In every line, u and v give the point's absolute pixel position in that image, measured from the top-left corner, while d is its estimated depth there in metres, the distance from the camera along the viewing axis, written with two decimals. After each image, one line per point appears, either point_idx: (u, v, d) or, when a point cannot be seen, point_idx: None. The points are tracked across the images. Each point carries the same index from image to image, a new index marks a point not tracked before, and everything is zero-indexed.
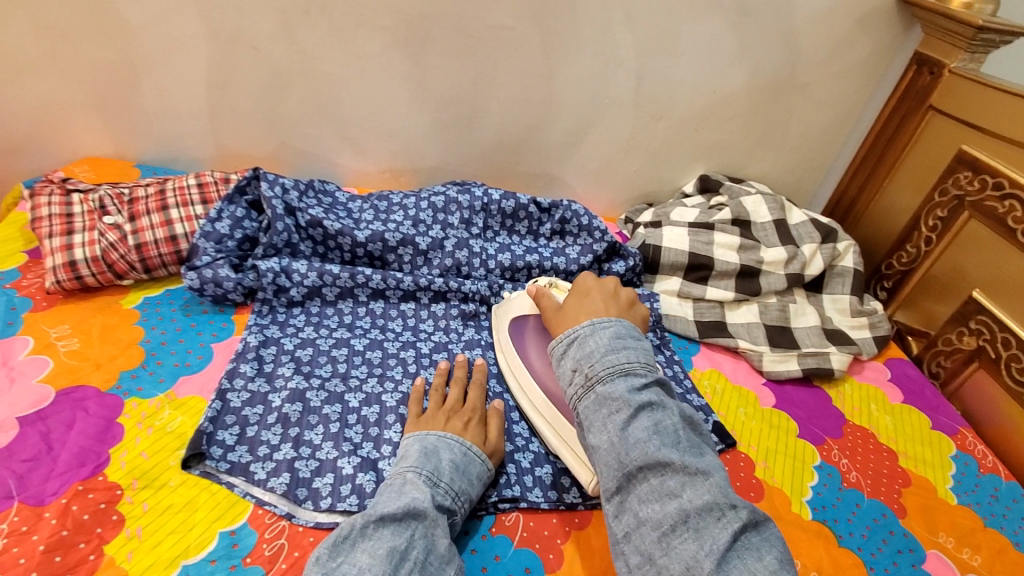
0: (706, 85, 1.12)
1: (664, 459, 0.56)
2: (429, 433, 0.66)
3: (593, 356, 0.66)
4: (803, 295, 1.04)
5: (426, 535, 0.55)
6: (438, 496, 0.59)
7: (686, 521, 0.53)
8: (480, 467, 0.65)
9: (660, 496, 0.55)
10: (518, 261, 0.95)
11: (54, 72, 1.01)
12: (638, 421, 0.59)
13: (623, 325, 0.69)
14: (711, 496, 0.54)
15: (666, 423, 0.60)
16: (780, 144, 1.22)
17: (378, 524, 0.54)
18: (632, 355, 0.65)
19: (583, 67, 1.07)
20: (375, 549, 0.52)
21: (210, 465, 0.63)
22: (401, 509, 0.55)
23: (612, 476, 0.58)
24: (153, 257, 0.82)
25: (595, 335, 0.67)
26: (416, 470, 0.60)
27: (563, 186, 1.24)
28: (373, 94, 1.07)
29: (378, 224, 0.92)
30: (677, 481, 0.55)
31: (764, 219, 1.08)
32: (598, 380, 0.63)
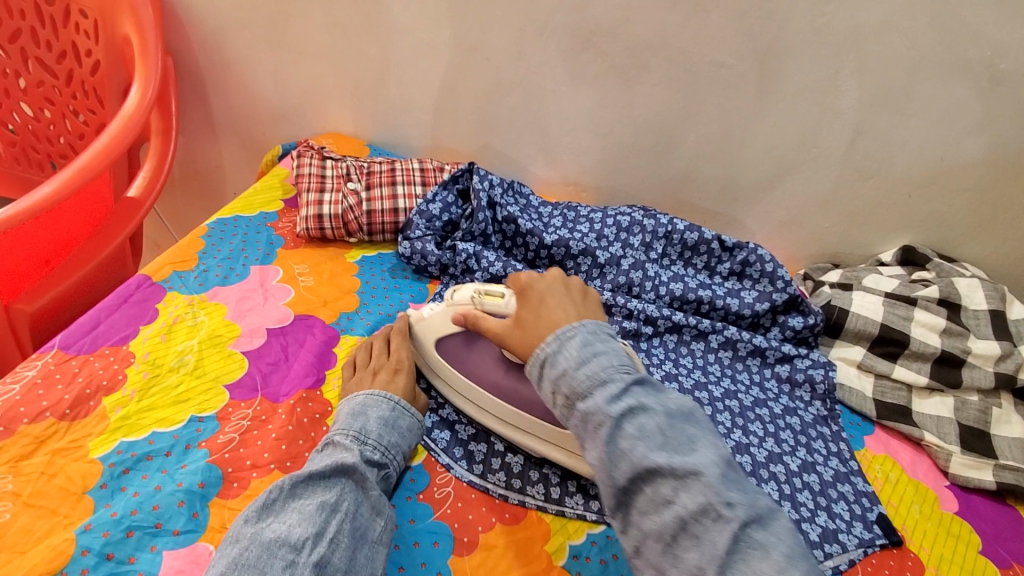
0: (934, 151, 1.03)
1: (652, 465, 0.49)
2: (356, 394, 0.68)
3: (567, 374, 0.55)
4: (1012, 402, 0.90)
5: (356, 488, 0.58)
6: (366, 453, 0.62)
7: (685, 529, 0.47)
8: (410, 419, 0.68)
9: (658, 507, 0.49)
10: (690, 293, 0.95)
11: (329, 61, 1.24)
12: (624, 432, 0.51)
13: (587, 326, 0.59)
14: (704, 497, 0.47)
15: (649, 424, 0.51)
16: (1010, 228, 1.07)
17: (307, 483, 0.57)
18: (604, 360, 0.55)
19: (796, 113, 1.04)
20: (304, 507, 0.55)
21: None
22: (329, 466, 0.58)
23: (608, 495, 0.51)
24: (378, 224, 0.97)
25: (563, 348, 0.57)
26: (344, 431, 0.63)
27: (742, 229, 1.21)
28: (578, 113, 1.15)
29: (565, 231, 0.98)
30: (669, 488, 0.48)
31: (979, 306, 0.95)
32: (579, 396, 0.54)
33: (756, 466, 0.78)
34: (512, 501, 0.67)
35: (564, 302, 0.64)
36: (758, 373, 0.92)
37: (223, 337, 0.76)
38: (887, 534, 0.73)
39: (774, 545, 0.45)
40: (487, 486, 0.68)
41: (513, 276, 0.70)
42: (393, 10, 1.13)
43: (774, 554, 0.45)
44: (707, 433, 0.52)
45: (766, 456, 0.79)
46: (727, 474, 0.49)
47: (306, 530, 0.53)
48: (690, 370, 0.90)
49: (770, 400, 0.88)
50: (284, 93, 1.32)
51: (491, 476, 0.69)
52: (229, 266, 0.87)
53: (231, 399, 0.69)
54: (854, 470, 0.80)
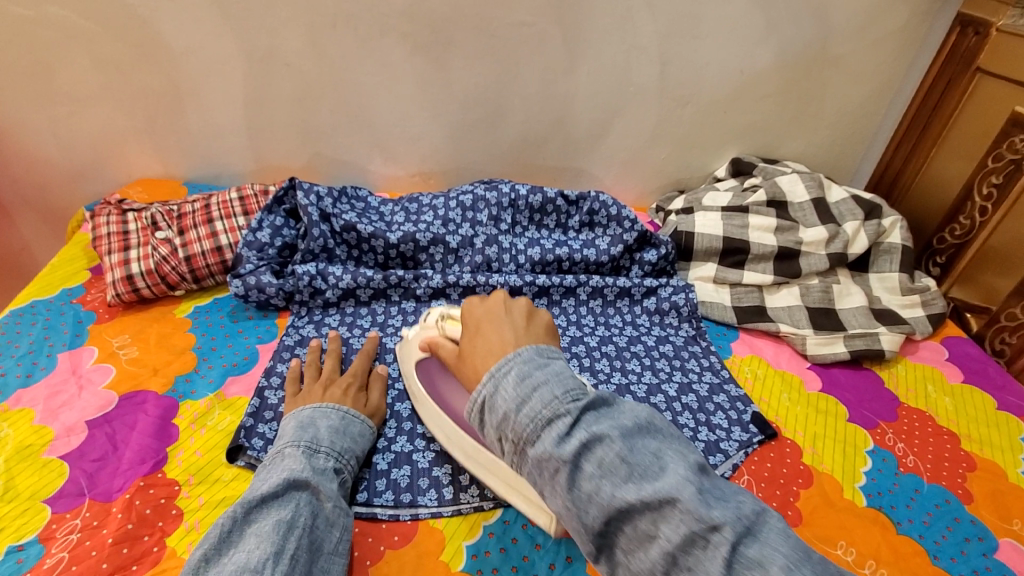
0: (734, 66, 1.09)
1: (622, 504, 0.42)
2: (301, 410, 0.66)
3: (508, 419, 0.47)
4: (848, 275, 1.00)
5: (311, 501, 0.56)
6: (318, 462, 0.60)
7: (678, 564, 0.40)
8: (360, 425, 0.67)
9: (640, 542, 0.42)
10: (548, 254, 0.95)
11: (108, 102, 1.09)
12: (583, 471, 0.43)
13: (524, 354, 0.51)
14: (685, 526, 0.40)
15: (609, 457, 0.43)
16: (816, 121, 1.17)
17: (259, 506, 0.54)
18: (546, 392, 0.47)
19: (605, 57, 1.06)
20: (260, 528, 0.52)
21: (252, 455, 0.66)
22: (281, 483, 0.55)
23: (585, 542, 0.44)
24: (202, 268, 0.87)
25: (500, 389, 0.49)
26: (293, 443, 0.61)
27: (591, 178, 1.23)
28: (399, 100, 1.10)
29: (409, 225, 0.94)
30: (646, 520, 0.41)
31: (802, 198, 1.04)
32: (526, 442, 0.46)
33: (638, 401, 0.80)
34: (404, 519, 0.64)
35: (502, 326, 0.57)
36: (630, 313, 0.94)
37: (33, 446, 0.65)
38: (762, 430, 0.77)
39: (770, 559, 0.38)
40: (375, 512, 0.64)
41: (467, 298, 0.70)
42: (163, 31, 1.01)
43: (775, 570, 0.38)
44: (668, 443, 0.45)
45: (647, 390, 0.82)
46: (704, 489, 0.41)
47: (264, 551, 0.50)
48: (565, 327, 0.90)
49: (644, 334, 0.91)
50: (68, 149, 1.15)
51: (378, 499, 0.65)
52: (29, 361, 0.75)
53: (54, 514, 0.59)
54: (726, 379, 0.85)
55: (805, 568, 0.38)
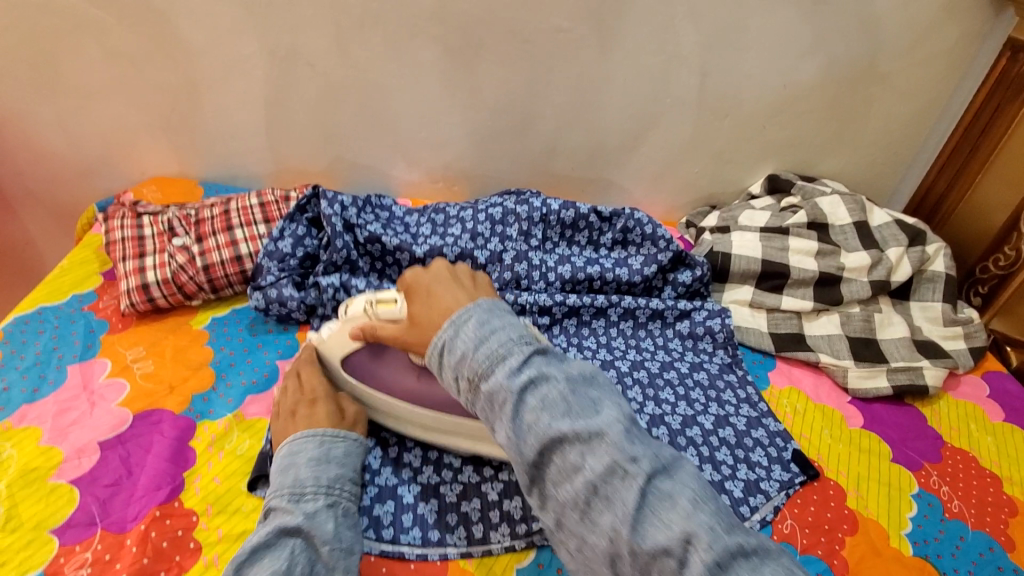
0: (776, 79, 1.05)
1: (557, 436, 0.44)
2: (280, 447, 0.61)
3: (466, 358, 0.48)
4: (889, 304, 0.96)
5: (306, 547, 0.52)
6: (307, 501, 0.55)
7: (598, 496, 0.42)
8: (344, 444, 0.63)
9: (568, 474, 0.44)
10: (579, 273, 0.91)
11: (125, 97, 1.05)
12: (526, 405, 0.45)
13: (484, 306, 0.51)
14: (610, 457, 0.43)
15: (552, 395, 0.46)
16: (857, 139, 1.12)
17: (250, 559, 0.50)
18: (502, 336, 0.48)
19: (642, 67, 1.02)
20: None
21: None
22: (269, 535, 0.51)
23: (521, 471, 0.46)
24: (220, 278, 0.83)
25: (461, 334, 0.49)
26: (278, 486, 0.56)
27: (620, 190, 1.19)
28: (426, 105, 1.06)
29: (436, 238, 0.90)
30: (576, 452, 0.44)
31: (844, 221, 1.00)
32: (480, 377, 0.47)
33: (673, 435, 0.76)
34: (432, 559, 0.60)
35: (452, 289, 0.55)
36: (662, 337, 0.90)
37: (42, 469, 0.62)
38: (804, 470, 0.74)
39: (678, 491, 0.42)
40: (401, 551, 0.60)
41: (404, 273, 0.61)
42: (184, 25, 0.97)
43: (681, 501, 0.42)
44: (608, 391, 0.48)
45: (682, 422, 0.78)
46: (631, 429, 0.45)
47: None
48: (596, 351, 0.86)
49: (677, 361, 0.87)
50: (82, 145, 1.12)
51: (404, 538, 0.61)
52: (39, 374, 0.72)
53: (63, 546, 0.56)
54: (764, 413, 0.81)
55: (707, 508, 0.42)
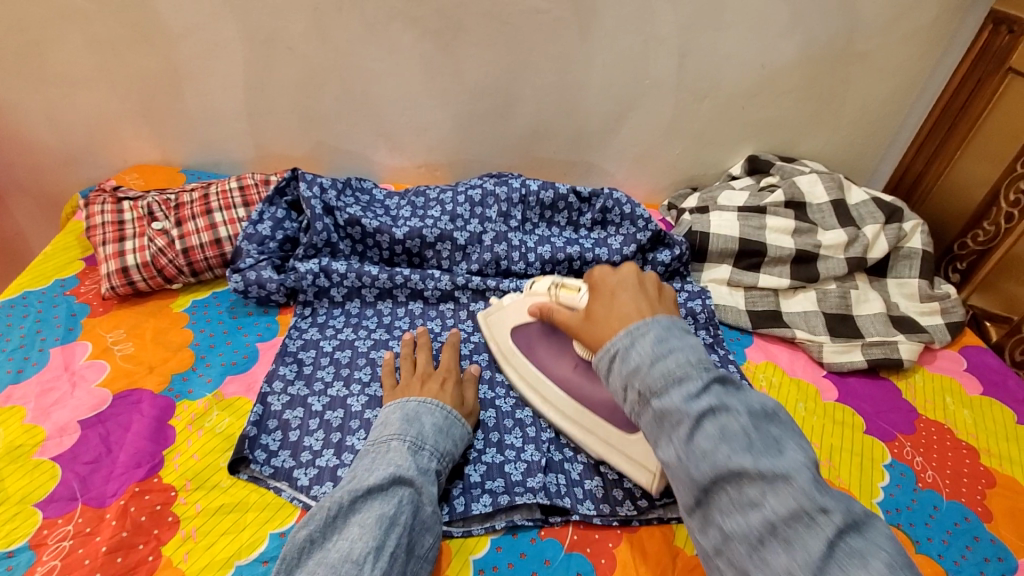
0: (755, 59, 1.05)
1: (737, 468, 0.44)
2: (408, 401, 0.65)
3: (640, 370, 0.50)
4: (866, 280, 0.97)
5: (414, 501, 0.55)
6: (423, 461, 0.59)
7: (776, 535, 0.42)
8: (461, 428, 0.66)
9: (741, 507, 0.44)
10: (558, 253, 0.91)
11: (106, 85, 1.05)
12: (702, 428, 0.46)
13: (662, 323, 0.53)
14: (796, 502, 0.42)
15: (733, 425, 0.46)
16: (836, 119, 1.13)
17: (366, 497, 0.53)
18: (682, 355, 0.50)
19: (622, 47, 1.02)
20: (365, 518, 0.52)
21: (256, 469, 0.63)
22: (387, 478, 0.54)
23: (686, 494, 0.47)
24: (200, 261, 0.84)
25: (637, 343, 0.52)
26: (400, 437, 0.60)
27: (602, 173, 1.20)
28: (406, 88, 1.06)
29: (415, 221, 0.90)
30: (755, 488, 0.44)
31: (821, 199, 1.01)
32: (653, 393, 0.49)
33: None
34: None
35: (637, 297, 0.59)
36: None
37: (24, 446, 0.62)
38: None
39: (874, 552, 0.40)
40: None
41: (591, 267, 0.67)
42: (163, 11, 0.97)
43: (874, 561, 0.39)
44: (791, 434, 0.48)
45: None
46: (819, 478, 0.44)
47: (366, 544, 0.50)
48: None
49: None
50: (64, 133, 1.12)
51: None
52: (21, 356, 0.72)
53: (45, 519, 0.57)
54: None
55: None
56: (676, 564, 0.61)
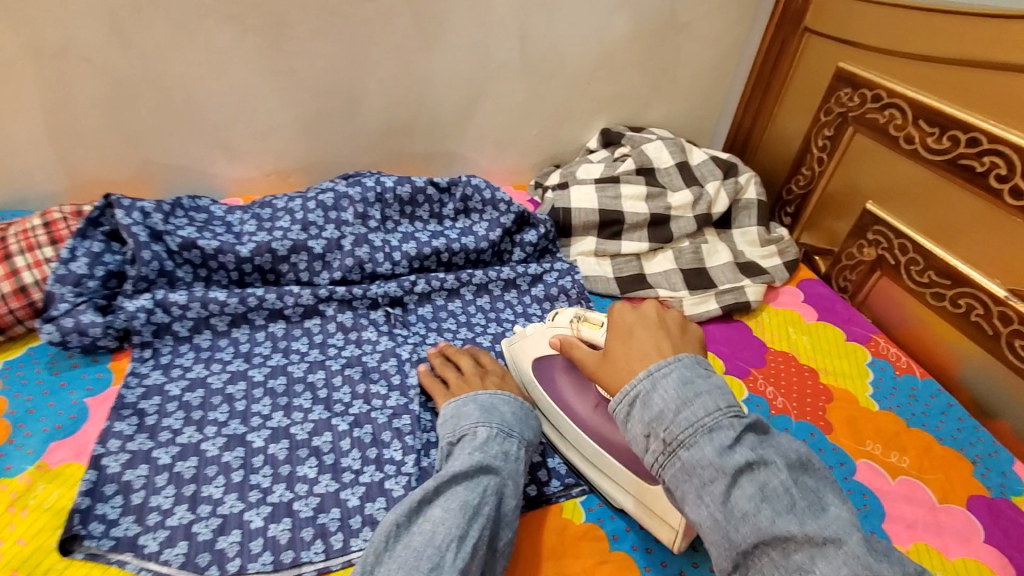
0: (593, 36, 1.09)
1: (781, 533, 0.45)
2: (482, 392, 0.68)
3: (664, 418, 0.51)
4: (714, 234, 1.06)
5: (497, 490, 0.57)
6: (509, 451, 0.61)
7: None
8: (538, 420, 0.69)
9: (786, 571, 0.44)
10: (425, 248, 0.89)
11: None
12: (740, 488, 0.47)
13: (685, 362, 0.54)
14: (850, 569, 0.42)
15: (773, 483, 0.47)
16: (674, 86, 1.20)
17: (449, 484, 0.56)
18: (710, 402, 0.50)
19: (462, 33, 1.01)
20: (448, 505, 0.54)
21: (92, 545, 0.55)
22: (470, 467, 0.57)
23: (724, 556, 0.47)
24: (5, 316, 0.72)
25: (659, 387, 0.52)
26: (485, 425, 0.62)
27: (466, 161, 1.19)
28: (238, 92, 0.98)
29: (262, 234, 0.84)
30: (802, 553, 0.44)
31: (667, 163, 1.08)
32: (680, 444, 0.49)
33: None
34: None
35: (658, 335, 0.58)
36: (520, 302, 0.91)
37: None
38: None
39: None
40: None
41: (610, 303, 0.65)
42: None
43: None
44: (819, 484, 0.49)
45: None
46: (866, 537, 0.45)
47: (450, 531, 0.52)
48: (456, 330, 0.85)
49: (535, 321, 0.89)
50: None
51: (252, 566, 0.56)
52: None
53: None
54: None
55: None
56: (564, 535, 0.63)
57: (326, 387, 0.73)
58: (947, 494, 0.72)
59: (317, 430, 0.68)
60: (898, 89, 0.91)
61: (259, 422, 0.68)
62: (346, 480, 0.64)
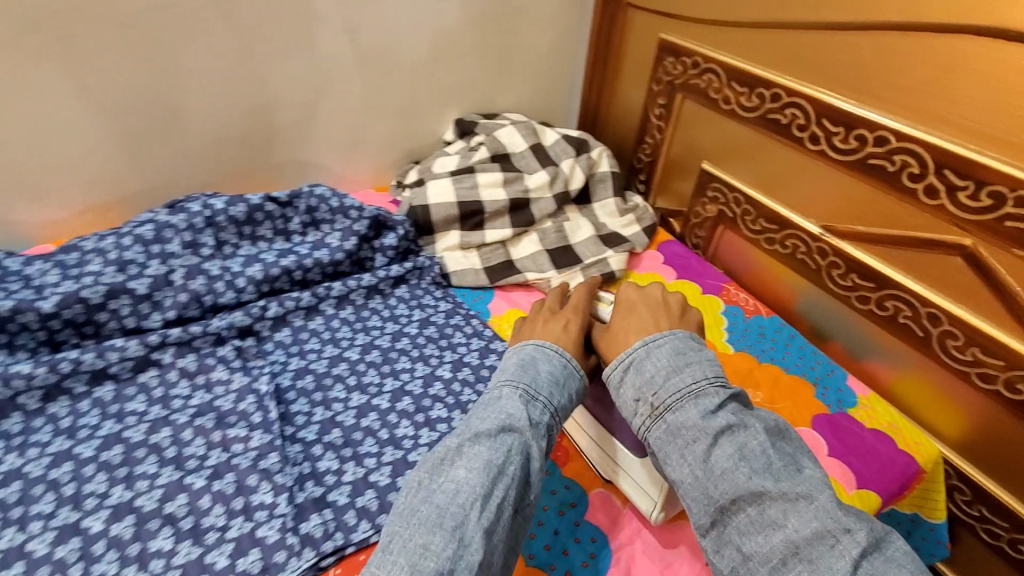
0: (425, 25, 1.06)
1: (758, 489, 0.49)
2: (527, 345, 0.63)
3: (654, 382, 0.56)
4: (576, 211, 1.08)
5: (523, 448, 0.53)
6: (537, 411, 0.56)
7: (798, 555, 0.46)
8: (578, 381, 0.62)
9: (763, 527, 0.48)
10: (272, 269, 0.83)
11: None
12: (719, 448, 0.51)
13: (678, 336, 0.60)
14: (817, 522, 0.47)
15: (752, 445, 0.51)
16: (519, 69, 1.21)
17: (472, 442, 0.53)
18: (700, 372, 0.56)
19: (282, 31, 0.94)
20: (471, 462, 0.51)
21: None
22: (495, 425, 0.53)
23: (703, 512, 0.50)
24: None
25: (652, 355, 0.58)
26: (513, 384, 0.58)
27: (318, 169, 1.12)
28: (19, 122, 0.84)
29: (70, 284, 0.73)
30: (777, 508, 0.48)
31: (521, 146, 1.08)
32: (666, 407, 0.54)
33: (418, 400, 0.74)
34: None
35: (656, 311, 0.64)
36: (386, 307, 0.88)
37: None
38: None
39: (900, 574, 0.45)
40: None
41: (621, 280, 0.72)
42: None
43: (822, 498, 0.48)
44: (799, 453, 0.54)
45: (423, 385, 0.76)
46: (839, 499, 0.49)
47: (474, 489, 0.49)
48: (320, 351, 0.80)
49: (407, 326, 0.86)
50: None
51: None
52: None
53: None
54: (490, 339, 0.85)
55: None
56: None
57: (174, 445, 0.66)
58: (795, 419, 0.79)
59: (168, 495, 0.61)
60: (711, 55, 0.97)
61: (96, 502, 0.60)
62: (210, 541, 0.58)
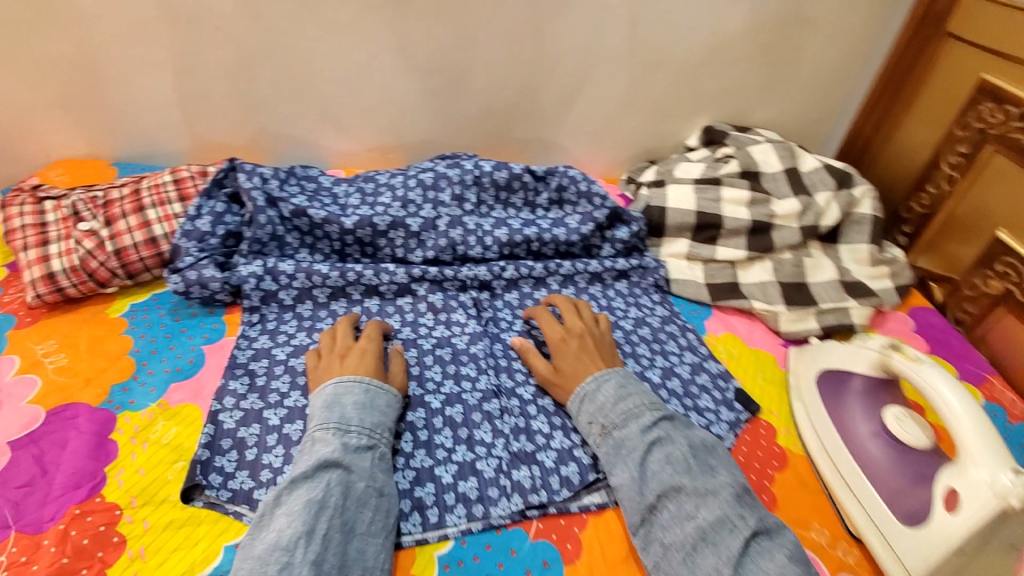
0: (707, 28, 1.03)
1: (676, 484, 0.57)
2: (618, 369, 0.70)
3: (605, 408, 0.66)
4: (819, 248, 0.99)
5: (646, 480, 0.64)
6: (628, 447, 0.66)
7: (705, 540, 0.54)
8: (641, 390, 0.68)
9: (679, 519, 0.56)
10: (516, 235, 0.89)
11: (10, 74, 0.95)
12: (652, 455, 0.60)
13: (624, 372, 0.70)
14: (720, 510, 0.55)
15: (676, 452, 0.60)
16: (789, 86, 1.13)
17: (291, 487, 0.54)
18: (638, 398, 0.66)
19: (574, 17, 0.99)
20: (291, 507, 0.52)
21: (211, 494, 0.60)
22: (310, 466, 0.55)
23: (634, 512, 0.58)
24: (135, 262, 0.79)
25: (602, 388, 0.68)
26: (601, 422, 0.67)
27: (560, 150, 1.17)
28: (350, 68, 1.01)
29: (365, 208, 0.87)
30: (691, 503, 0.56)
31: (775, 167, 1.02)
32: (614, 426, 0.64)
33: None
34: None
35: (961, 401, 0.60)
36: (605, 296, 0.90)
37: None
38: (745, 406, 0.76)
39: (778, 549, 0.53)
40: None
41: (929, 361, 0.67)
42: None
43: (778, 554, 0.52)
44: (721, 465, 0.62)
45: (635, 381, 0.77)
46: (740, 496, 0.57)
47: (296, 528, 0.50)
48: None
49: (622, 319, 0.87)
50: None
51: None
52: None
53: None
54: (705, 356, 0.83)
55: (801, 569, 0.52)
56: None
57: (418, 365, 0.75)
58: None
59: (411, 405, 0.70)
60: None
61: None
62: (440, 456, 0.66)
